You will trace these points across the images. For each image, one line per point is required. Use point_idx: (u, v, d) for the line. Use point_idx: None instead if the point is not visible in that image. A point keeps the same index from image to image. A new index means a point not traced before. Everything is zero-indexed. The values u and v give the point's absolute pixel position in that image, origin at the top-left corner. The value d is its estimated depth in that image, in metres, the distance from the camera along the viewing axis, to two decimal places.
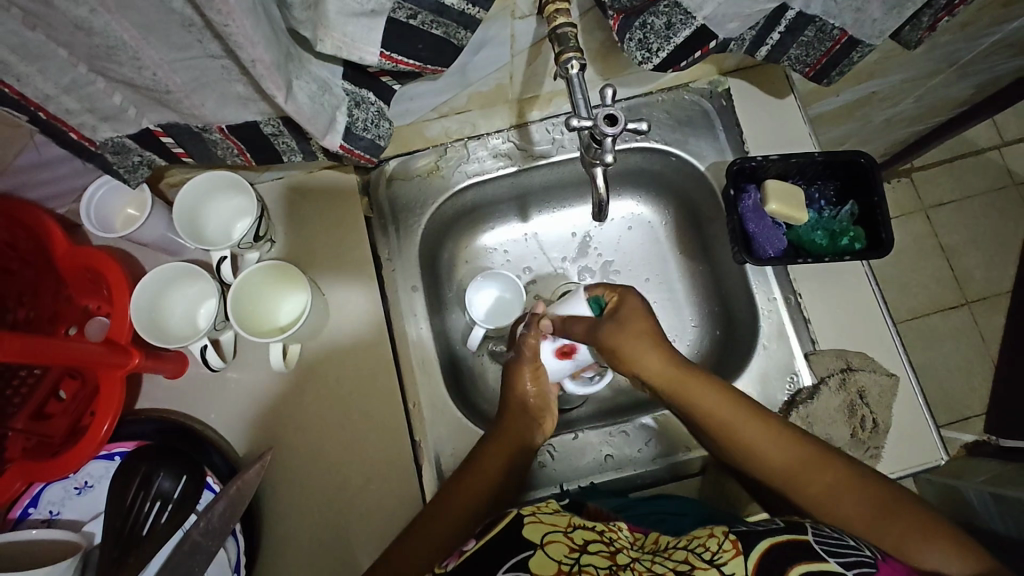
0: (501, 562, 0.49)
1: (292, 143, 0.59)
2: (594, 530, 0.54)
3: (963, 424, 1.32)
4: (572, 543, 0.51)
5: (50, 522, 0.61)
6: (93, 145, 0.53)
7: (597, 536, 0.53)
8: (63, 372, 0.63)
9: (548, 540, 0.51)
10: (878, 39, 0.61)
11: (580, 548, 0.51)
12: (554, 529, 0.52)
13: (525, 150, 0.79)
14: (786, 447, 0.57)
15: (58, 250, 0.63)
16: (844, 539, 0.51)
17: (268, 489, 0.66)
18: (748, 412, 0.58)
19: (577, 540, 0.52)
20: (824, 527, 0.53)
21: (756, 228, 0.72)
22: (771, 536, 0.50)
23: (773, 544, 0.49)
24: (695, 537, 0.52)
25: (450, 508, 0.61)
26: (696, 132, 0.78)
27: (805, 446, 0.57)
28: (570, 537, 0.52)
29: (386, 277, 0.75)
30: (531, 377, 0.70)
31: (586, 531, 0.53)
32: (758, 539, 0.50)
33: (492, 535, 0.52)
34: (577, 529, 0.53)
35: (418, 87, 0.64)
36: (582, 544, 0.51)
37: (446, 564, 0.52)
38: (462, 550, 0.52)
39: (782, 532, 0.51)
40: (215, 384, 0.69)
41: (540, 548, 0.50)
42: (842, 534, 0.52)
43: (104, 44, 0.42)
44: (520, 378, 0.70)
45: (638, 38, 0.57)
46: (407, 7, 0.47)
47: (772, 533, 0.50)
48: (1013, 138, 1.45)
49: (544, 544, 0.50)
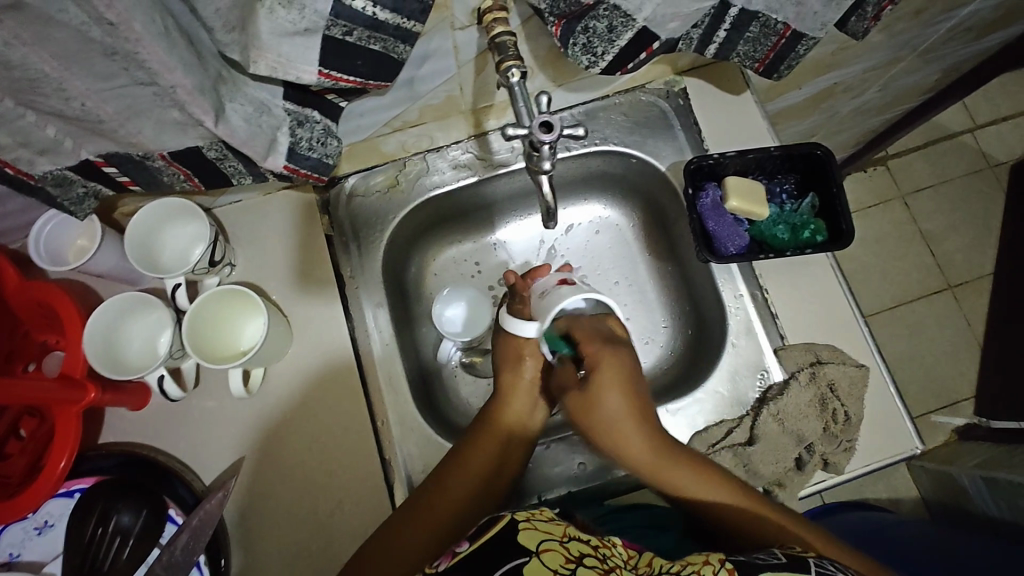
0: (497, 566, 0.47)
1: (239, 166, 0.58)
2: (588, 543, 0.52)
3: (952, 408, 1.32)
4: (567, 552, 0.49)
5: (10, 564, 0.60)
6: (31, 179, 0.52)
7: (592, 550, 0.51)
8: (22, 411, 0.63)
9: (544, 549, 0.49)
10: (822, 31, 0.62)
11: (576, 559, 0.49)
12: (549, 537, 0.50)
13: (484, 160, 0.78)
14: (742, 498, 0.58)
15: (8, 286, 0.62)
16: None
17: (236, 517, 0.65)
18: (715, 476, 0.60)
19: (573, 550, 0.50)
20: (828, 562, 0.50)
21: (715, 226, 0.71)
22: (772, 571, 0.47)
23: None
24: (689, 563, 0.49)
25: (411, 535, 0.58)
26: (655, 133, 0.78)
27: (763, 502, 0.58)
28: (565, 546, 0.50)
29: (350, 296, 0.74)
30: (528, 355, 0.68)
31: (581, 544, 0.51)
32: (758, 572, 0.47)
33: (484, 540, 0.50)
34: (572, 541, 0.51)
35: (367, 102, 0.64)
36: (576, 556, 0.50)
37: (436, 565, 0.50)
38: (453, 551, 0.50)
39: (785, 569, 0.48)
40: (180, 413, 0.68)
41: (535, 556, 0.48)
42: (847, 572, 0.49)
43: (26, 77, 0.41)
44: (517, 357, 0.68)
45: (582, 43, 0.57)
46: (341, 25, 0.47)
47: (773, 568, 0.48)
48: (985, 121, 1.46)
49: (539, 552, 0.48)
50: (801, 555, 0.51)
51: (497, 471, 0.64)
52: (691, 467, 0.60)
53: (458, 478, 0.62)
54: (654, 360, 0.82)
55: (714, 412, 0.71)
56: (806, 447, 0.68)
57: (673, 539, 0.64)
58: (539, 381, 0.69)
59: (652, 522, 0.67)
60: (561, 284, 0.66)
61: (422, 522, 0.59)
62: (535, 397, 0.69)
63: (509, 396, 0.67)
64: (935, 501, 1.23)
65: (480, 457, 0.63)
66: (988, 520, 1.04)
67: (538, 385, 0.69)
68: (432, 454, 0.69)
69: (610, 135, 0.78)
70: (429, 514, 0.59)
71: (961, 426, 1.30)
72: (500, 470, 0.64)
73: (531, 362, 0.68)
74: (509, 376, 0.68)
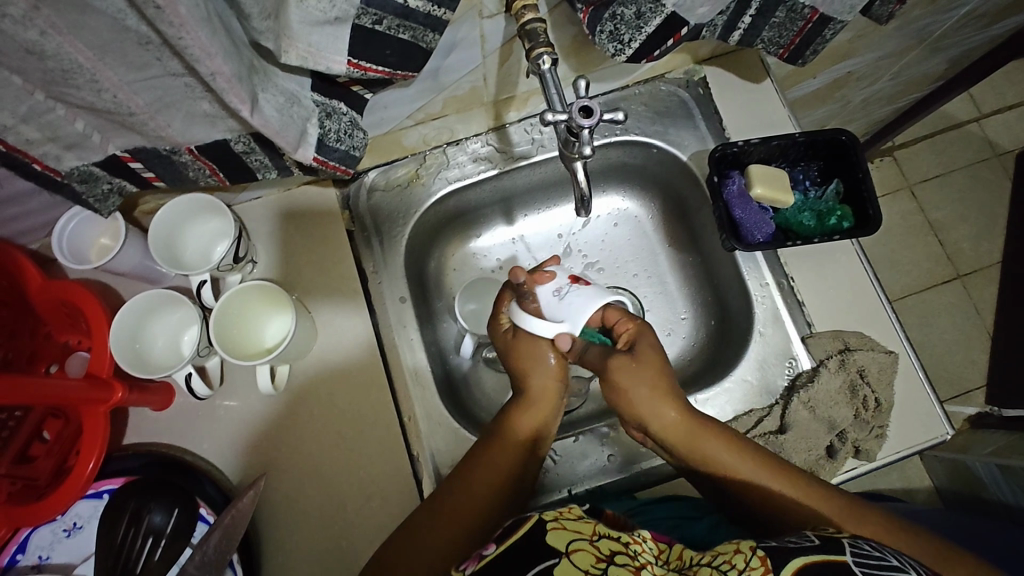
0: (529, 567, 0.46)
1: (265, 160, 0.58)
2: (618, 540, 0.51)
3: (965, 397, 1.31)
4: (597, 552, 0.48)
5: (39, 567, 0.59)
6: (58, 175, 0.51)
7: (623, 546, 0.50)
8: (47, 412, 0.62)
9: (573, 549, 0.48)
10: (849, 15, 0.61)
11: (607, 558, 0.48)
12: (578, 537, 0.49)
13: (505, 152, 0.77)
14: (786, 483, 0.58)
15: (32, 286, 0.61)
16: (887, 559, 0.47)
17: (266, 514, 0.64)
18: (758, 460, 0.59)
19: (603, 549, 0.49)
20: (864, 543, 0.49)
21: (742, 214, 0.71)
22: (805, 554, 0.47)
23: (804, 566, 0.45)
24: (721, 553, 0.49)
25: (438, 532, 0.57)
26: (675, 122, 0.78)
27: (807, 486, 0.58)
28: (595, 546, 0.49)
29: (372, 291, 0.73)
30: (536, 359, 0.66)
31: (611, 541, 0.50)
32: (790, 557, 0.46)
33: (510, 543, 0.49)
34: (602, 538, 0.50)
35: (392, 95, 0.64)
36: (608, 554, 0.48)
37: (463, 569, 0.49)
38: (480, 555, 0.49)
39: (816, 551, 0.47)
40: (205, 412, 0.67)
41: (564, 557, 0.47)
42: (884, 552, 0.48)
43: (59, 68, 0.40)
44: (533, 356, 0.66)
45: (609, 30, 0.57)
46: (372, 13, 0.46)
47: (805, 551, 0.47)
48: (990, 110, 1.46)
49: (568, 552, 0.47)
50: (833, 535, 0.50)
51: (522, 472, 0.62)
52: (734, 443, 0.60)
53: (485, 472, 0.61)
54: (677, 351, 0.82)
55: (743, 401, 0.70)
56: (838, 434, 0.67)
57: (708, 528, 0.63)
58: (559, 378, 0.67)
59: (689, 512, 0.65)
60: (575, 283, 0.65)
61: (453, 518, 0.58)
62: (559, 388, 0.67)
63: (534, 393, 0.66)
64: (949, 490, 1.22)
65: (511, 449, 0.62)
66: (1005, 507, 1.04)
67: (561, 385, 0.67)
68: (459, 448, 0.68)
69: (631, 125, 0.77)
70: (456, 513, 0.58)
71: (973, 414, 1.29)
72: (525, 469, 0.63)
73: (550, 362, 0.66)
74: (530, 378, 0.66)
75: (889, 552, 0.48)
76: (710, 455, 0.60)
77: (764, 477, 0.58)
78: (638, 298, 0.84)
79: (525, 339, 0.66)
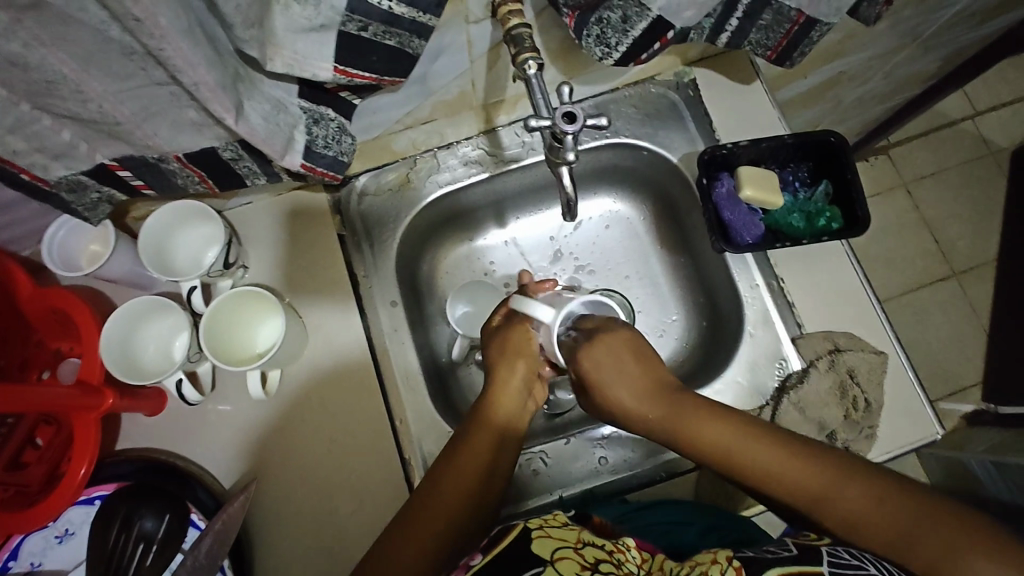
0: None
1: (254, 166, 0.58)
2: (604, 549, 0.51)
3: (960, 395, 1.31)
4: (582, 559, 0.48)
5: (32, 573, 0.60)
6: (46, 184, 0.51)
7: (608, 555, 0.51)
8: (39, 419, 0.62)
9: (558, 557, 0.48)
10: (835, 17, 0.61)
11: (591, 566, 0.48)
12: (563, 544, 0.50)
13: (495, 156, 0.78)
14: (769, 454, 0.52)
15: (22, 293, 0.61)
16: (865, 568, 0.47)
17: (258, 518, 0.65)
18: (736, 431, 0.54)
19: (588, 557, 0.49)
20: (844, 551, 0.49)
21: (731, 215, 0.71)
22: (781, 565, 0.47)
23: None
24: (698, 563, 0.49)
25: (422, 530, 0.56)
26: (665, 125, 0.78)
27: (795, 455, 0.51)
28: (580, 553, 0.49)
29: (364, 295, 0.74)
30: (524, 357, 0.64)
31: (596, 550, 0.51)
32: (767, 566, 0.47)
33: (496, 552, 0.50)
34: (588, 546, 0.51)
35: (380, 100, 0.64)
36: (592, 562, 0.49)
37: None
38: (468, 564, 0.49)
39: (791, 561, 0.48)
40: (197, 417, 0.68)
41: (549, 565, 0.47)
42: (864, 561, 0.48)
43: (43, 79, 0.41)
44: (506, 356, 0.64)
45: (595, 34, 0.57)
46: (357, 20, 0.46)
47: (782, 562, 0.47)
48: (984, 108, 1.46)
49: (554, 560, 0.48)
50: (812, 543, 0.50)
51: (501, 464, 0.60)
52: (706, 420, 0.55)
53: (444, 491, 0.58)
54: (670, 353, 0.82)
55: (734, 402, 0.70)
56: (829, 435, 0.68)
57: (699, 531, 0.63)
58: (529, 381, 0.64)
59: (680, 517, 0.65)
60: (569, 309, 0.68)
61: (435, 515, 0.57)
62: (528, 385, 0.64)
63: (505, 387, 0.63)
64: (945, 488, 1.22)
65: (472, 462, 0.58)
66: (999, 504, 1.04)
67: (528, 384, 0.64)
68: None
69: (621, 128, 0.78)
70: (438, 511, 0.57)
71: (969, 411, 1.29)
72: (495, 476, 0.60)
73: (524, 363, 0.63)
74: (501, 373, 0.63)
75: (869, 558, 0.48)
76: (685, 434, 0.55)
77: (736, 449, 0.53)
78: (630, 300, 0.84)
79: (514, 332, 0.64)
